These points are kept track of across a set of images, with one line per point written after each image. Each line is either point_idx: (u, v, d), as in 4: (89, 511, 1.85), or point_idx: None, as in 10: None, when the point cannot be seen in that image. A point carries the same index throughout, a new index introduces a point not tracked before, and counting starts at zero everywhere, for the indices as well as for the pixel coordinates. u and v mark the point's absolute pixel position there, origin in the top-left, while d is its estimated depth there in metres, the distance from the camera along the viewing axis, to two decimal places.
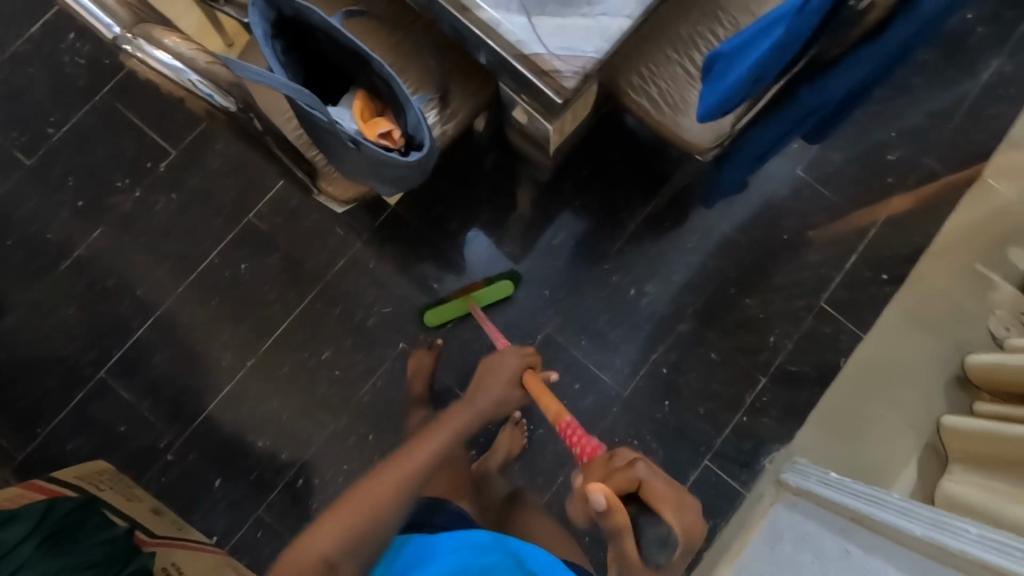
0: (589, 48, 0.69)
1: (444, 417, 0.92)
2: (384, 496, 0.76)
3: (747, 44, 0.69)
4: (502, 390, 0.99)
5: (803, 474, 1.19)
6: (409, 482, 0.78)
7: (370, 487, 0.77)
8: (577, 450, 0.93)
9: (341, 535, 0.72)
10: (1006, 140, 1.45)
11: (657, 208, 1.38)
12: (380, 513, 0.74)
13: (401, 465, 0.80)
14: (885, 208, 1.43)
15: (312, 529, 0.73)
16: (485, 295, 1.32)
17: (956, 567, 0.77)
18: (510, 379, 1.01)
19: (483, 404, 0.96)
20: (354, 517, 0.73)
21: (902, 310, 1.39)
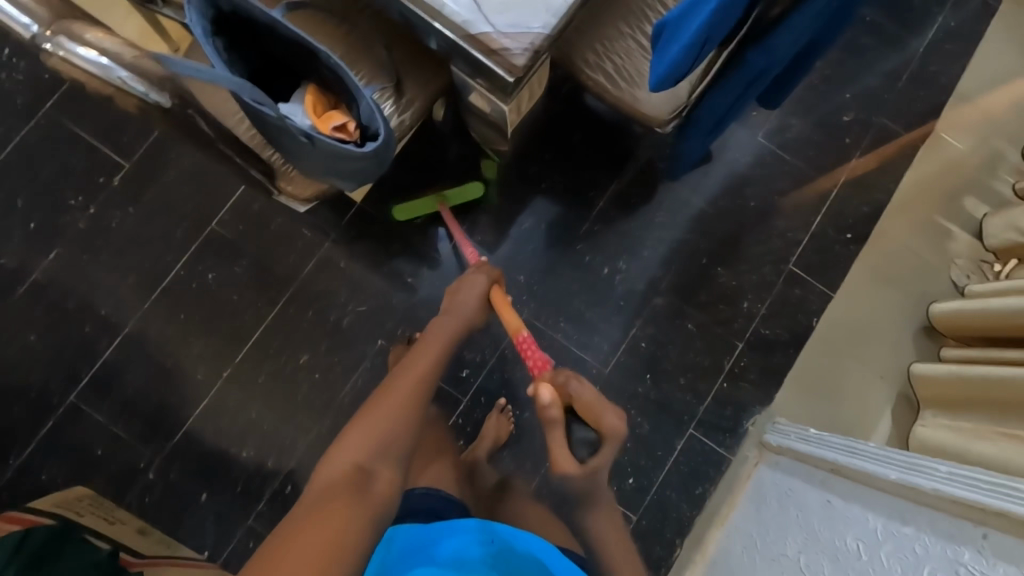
0: (536, 23, 0.68)
1: (427, 332, 0.96)
2: (393, 407, 0.79)
3: (689, 12, 0.69)
4: (476, 305, 0.99)
5: (784, 432, 1.23)
6: (415, 388, 0.83)
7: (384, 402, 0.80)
8: (528, 360, 1.02)
9: (370, 442, 0.74)
10: (952, 95, 1.50)
11: (624, 185, 1.39)
12: (395, 419, 0.77)
13: (399, 383, 0.83)
14: (844, 168, 1.46)
15: (339, 446, 0.74)
16: (456, 196, 1.31)
17: (928, 504, 0.81)
18: (481, 293, 1.01)
19: (461, 321, 0.97)
20: (373, 429, 0.75)
21: (868, 267, 1.43)
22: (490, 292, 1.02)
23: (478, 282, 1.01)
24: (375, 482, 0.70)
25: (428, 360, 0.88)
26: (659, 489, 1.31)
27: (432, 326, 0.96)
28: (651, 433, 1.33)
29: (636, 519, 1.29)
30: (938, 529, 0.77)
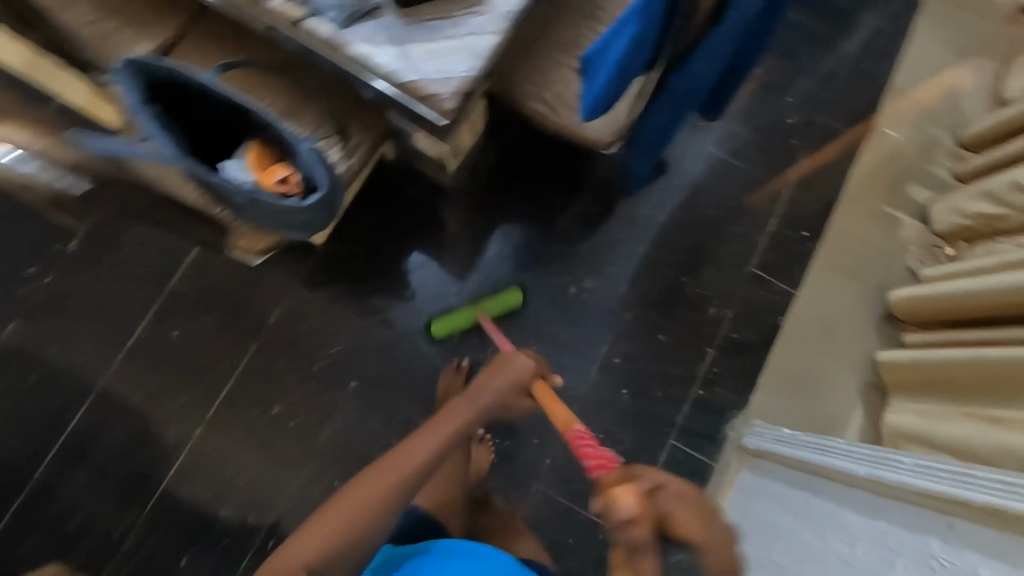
0: (462, 67, 0.70)
1: (441, 415, 0.85)
2: (362, 507, 0.74)
3: (613, 42, 0.72)
4: (507, 396, 0.88)
5: (761, 435, 1.24)
6: (398, 489, 0.76)
7: (357, 491, 0.75)
8: (588, 461, 0.77)
9: (327, 542, 0.71)
10: (886, 91, 1.56)
11: (583, 205, 1.41)
12: (358, 522, 0.73)
13: (382, 477, 0.76)
14: (794, 169, 1.51)
15: (298, 537, 0.72)
16: (494, 307, 1.32)
17: (896, 498, 0.81)
18: (517, 385, 0.89)
19: (485, 405, 0.86)
20: (328, 530, 0.72)
21: (825, 262, 1.47)
22: (536, 388, 0.89)
23: (516, 377, 0.89)
24: None
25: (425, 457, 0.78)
26: None
27: (449, 408, 0.85)
28: (633, 448, 1.33)
29: None
30: (910, 523, 0.77)
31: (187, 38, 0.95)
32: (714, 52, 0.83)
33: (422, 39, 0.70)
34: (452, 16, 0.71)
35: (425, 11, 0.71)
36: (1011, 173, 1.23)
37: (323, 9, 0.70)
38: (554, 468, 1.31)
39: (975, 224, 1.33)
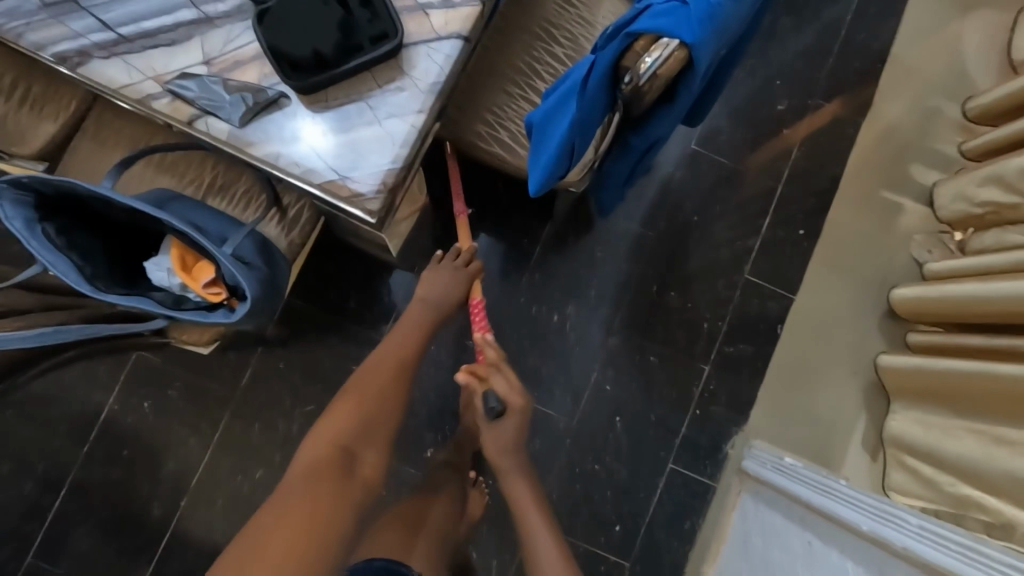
0: (385, 160, 0.61)
1: (403, 317, 1.06)
2: (372, 394, 0.91)
3: (554, 113, 0.68)
4: (452, 287, 1.09)
5: (760, 460, 1.19)
6: (393, 373, 0.96)
7: (369, 379, 0.93)
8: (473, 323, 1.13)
9: (354, 419, 0.87)
10: (883, 62, 1.42)
11: (559, 226, 1.32)
12: (369, 405, 0.89)
13: (381, 362, 0.97)
14: (785, 161, 1.39)
15: (323, 425, 0.86)
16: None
17: (901, 563, 0.76)
18: (465, 285, 1.10)
19: (437, 303, 1.07)
20: (349, 415, 0.87)
21: (824, 261, 1.37)
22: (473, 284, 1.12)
23: (458, 275, 1.10)
24: (358, 457, 0.83)
25: (405, 346, 1.01)
26: (647, 530, 1.28)
27: (407, 315, 1.06)
28: (629, 476, 1.29)
29: (629, 565, 1.27)
30: None
31: (98, 105, 0.87)
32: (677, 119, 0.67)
33: (335, 130, 0.61)
34: (368, 97, 0.61)
35: (335, 94, 0.61)
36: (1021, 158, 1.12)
37: (215, 106, 0.59)
38: (550, 504, 1.28)
39: (985, 212, 1.22)
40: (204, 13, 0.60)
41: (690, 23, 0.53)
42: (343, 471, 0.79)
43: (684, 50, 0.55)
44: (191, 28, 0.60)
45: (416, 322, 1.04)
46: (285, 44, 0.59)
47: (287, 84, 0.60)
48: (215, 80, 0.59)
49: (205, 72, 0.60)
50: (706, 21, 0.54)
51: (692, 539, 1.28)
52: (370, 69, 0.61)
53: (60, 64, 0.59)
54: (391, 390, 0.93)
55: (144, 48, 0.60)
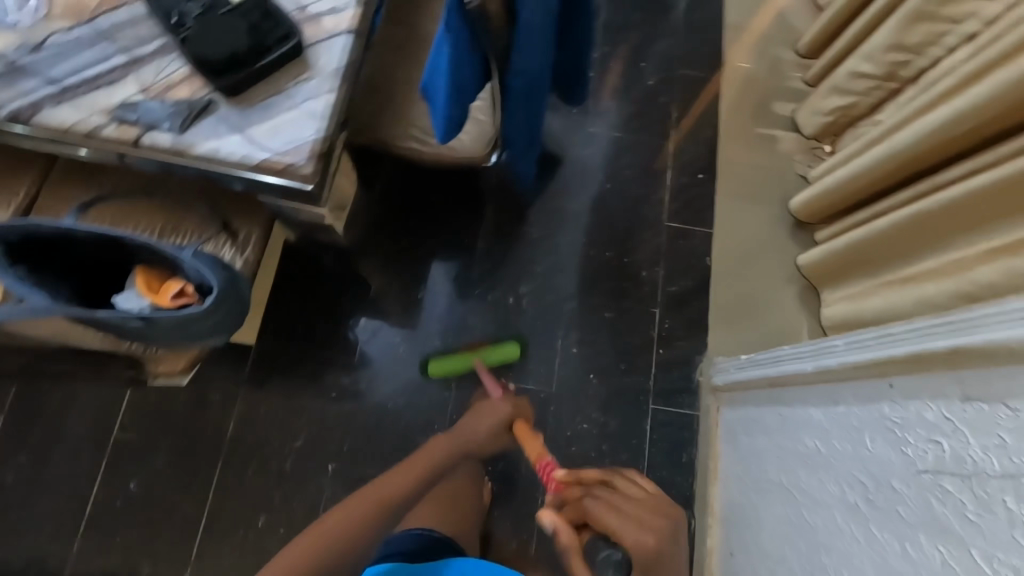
0: (310, 133, 0.73)
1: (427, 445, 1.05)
2: (344, 538, 0.90)
3: (435, 66, 0.84)
4: (488, 430, 1.08)
5: (725, 369, 1.28)
6: (382, 510, 0.94)
7: (352, 509, 0.93)
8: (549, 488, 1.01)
9: (314, 555, 0.87)
10: (723, 30, 1.70)
11: (494, 221, 1.46)
12: (334, 549, 0.89)
13: (373, 492, 0.95)
14: (669, 123, 1.61)
15: (283, 553, 0.87)
16: (492, 356, 1.32)
17: (846, 380, 0.87)
18: (500, 422, 1.09)
19: (465, 438, 1.07)
20: (302, 557, 0.87)
21: (728, 194, 1.56)
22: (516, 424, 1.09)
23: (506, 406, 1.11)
24: None
25: (409, 484, 0.97)
26: (649, 474, 1.33)
27: (429, 445, 1.04)
28: (619, 426, 1.36)
29: None
30: (867, 398, 0.82)
31: (44, 188, 0.93)
32: (534, 38, 0.83)
33: (262, 119, 0.72)
34: (285, 89, 0.74)
35: (257, 93, 0.73)
36: (845, 65, 1.35)
37: (158, 121, 0.71)
38: None
39: (836, 117, 1.44)
40: (134, 55, 0.73)
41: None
42: None
43: None
44: (125, 69, 0.72)
45: (439, 449, 1.04)
46: (205, 55, 0.71)
47: (214, 93, 0.72)
48: (154, 102, 0.71)
49: (144, 99, 0.72)
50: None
51: (692, 470, 1.33)
52: (282, 67, 0.74)
53: (17, 120, 0.70)
54: (365, 531, 0.91)
55: (88, 91, 0.72)
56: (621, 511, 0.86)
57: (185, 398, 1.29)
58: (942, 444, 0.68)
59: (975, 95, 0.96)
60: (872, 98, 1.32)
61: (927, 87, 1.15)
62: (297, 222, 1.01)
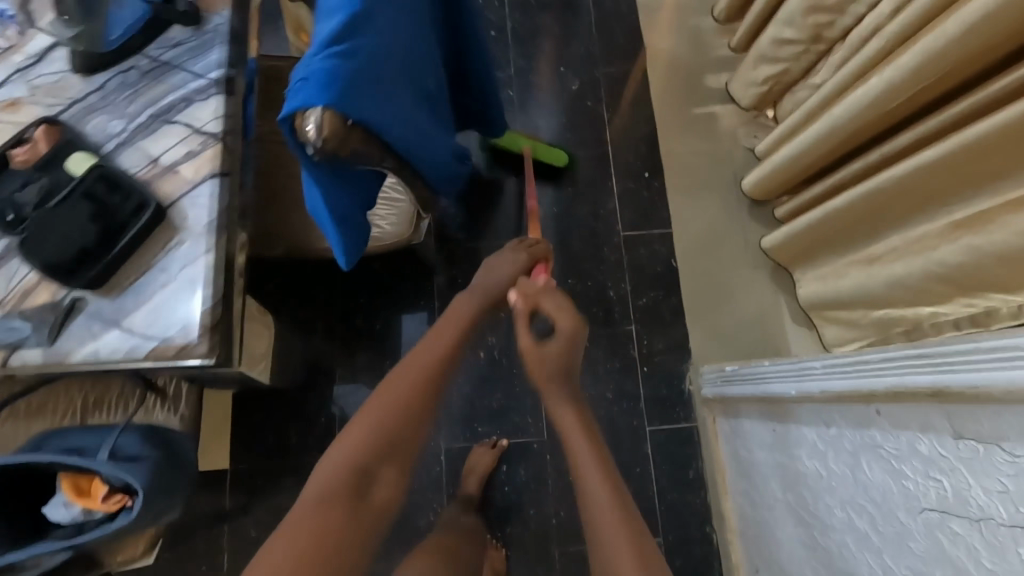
0: (195, 304, 0.65)
1: (451, 307, 0.88)
2: (426, 371, 0.77)
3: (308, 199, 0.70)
4: (508, 278, 0.92)
5: (712, 380, 1.23)
6: (427, 379, 0.76)
7: (394, 383, 0.75)
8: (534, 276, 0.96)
9: (372, 438, 0.70)
10: (636, 12, 1.60)
11: (444, 274, 1.38)
12: (403, 411, 0.73)
13: (412, 363, 0.77)
14: (603, 126, 1.53)
15: (337, 443, 0.72)
16: (541, 150, 1.44)
17: (832, 406, 0.81)
18: (522, 267, 0.94)
19: (489, 286, 0.91)
20: (376, 422, 0.71)
21: (678, 187, 1.49)
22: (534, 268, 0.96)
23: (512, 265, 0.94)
24: (377, 487, 0.69)
25: (443, 351, 0.80)
26: (660, 498, 1.29)
27: (454, 305, 0.88)
28: (619, 457, 1.31)
29: (662, 539, 1.27)
30: (858, 424, 0.77)
31: None
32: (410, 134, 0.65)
33: (138, 305, 0.65)
34: (156, 263, 0.66)
35: (127, 275, 0.66)
36: (767, 33, 1.27)
37: (20, 340, 0.63)
38: (565, 522, 1.29)
39: (770, 85, 1.36)
40: None
41: (333, 93, 0.53)
42: (360, 497, 0.67)
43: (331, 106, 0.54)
44: None
45: (467, 304, 0.88)
46: (58, 253, 0.64)
47: (78, 289, 0.65)
48: (12, 317, 0.63)
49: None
50: (331, 82, 0.54)
51: (702, 484, 1.30)
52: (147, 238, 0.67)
53: None
54: (420, 408, 0.74)
55: None
56: (550, 299, 0.86)
57: (173, 539, 1.24)
58: (942, 482, 0.62)
59: (905, 62, 0.87)
60: (803, 62, 1.24)
61: (855, 48, 1.07)
62: (229, 379, 0.93)
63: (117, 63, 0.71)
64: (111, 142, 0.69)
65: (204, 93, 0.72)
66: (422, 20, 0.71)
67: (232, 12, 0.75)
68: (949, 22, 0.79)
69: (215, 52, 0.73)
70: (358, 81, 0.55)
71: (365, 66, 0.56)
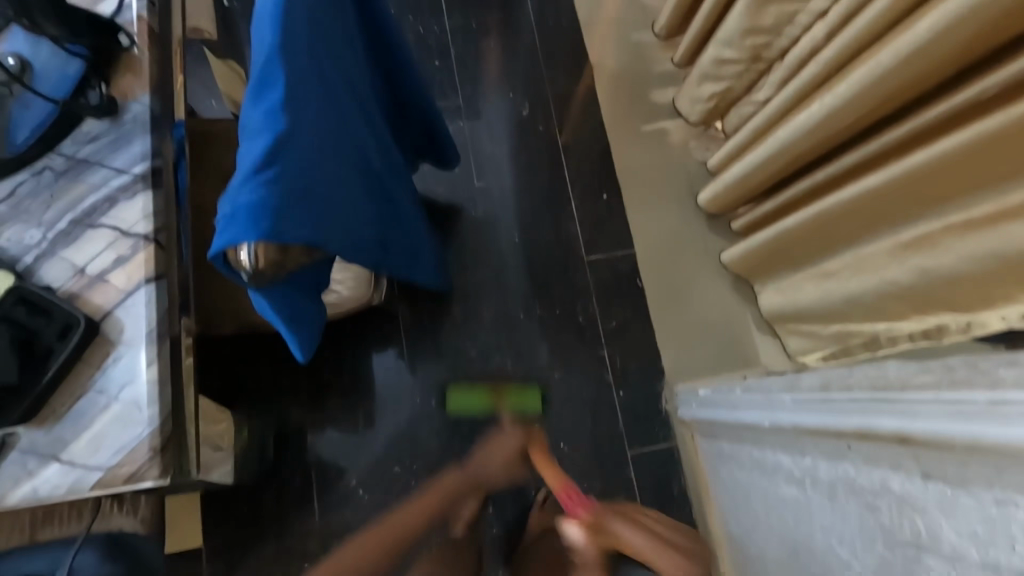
0: (141, 426, 0.61)
1: (444, 483, 1.20)
2: (391, 541, 1.03)
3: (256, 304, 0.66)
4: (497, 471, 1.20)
5: (688, 402, 1.24)
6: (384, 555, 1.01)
7: (372, 541, 1.03)
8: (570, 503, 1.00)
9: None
10: (579, 30, 1.59)
11: (409, 318, 1.37)
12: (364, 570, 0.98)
13: (386, 531, 1.05)
14: (557, 150, 1.52)
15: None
16: (515, 403, 1.29)
17: (804, 438, 0.83)
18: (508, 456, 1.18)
19: (479, 471, 1.20)
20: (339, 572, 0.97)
21: (637, 205, 1.49)
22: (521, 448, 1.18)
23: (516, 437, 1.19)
24: None
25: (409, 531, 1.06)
26: None
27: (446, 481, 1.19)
28: (603, 484, 1.32)
29: None
30: (829, 456, 0.78)
31: None
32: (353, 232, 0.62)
33: (77, 433, 0.60)
34: (93, 385, 0.61)
35: (62, 400, 0.61)
36: (708, 51, 1.28)
37: None
38: None
39: (716, 101, 1.37)
40: None
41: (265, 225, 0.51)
42: None
43: (263, 243, 0.51)
44: None
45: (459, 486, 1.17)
46: None
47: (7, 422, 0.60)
48: None
49: None
50: (260, 216, 0.51)
51: (687, 503, 1.31)
52: (80, 358, 0.62)
53: None
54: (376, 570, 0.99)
55: None
56: None
57: None
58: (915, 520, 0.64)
59: (841, 94, 0.90)
60: (745, 80, 1.26)
61: (793, 69, 1.09)
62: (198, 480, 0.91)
63: (27, 166, 0.66)
64: (30, 254, 0.64)
65: (129, 191, 0.66)
66: (354, 99, 0.67)
67: (152, 96, 0.70)
68: (880, 57, 0.81)
69: (138, 143, 0.68)
70: (293, 204, 0.53)
71: (297, 186, 0.53)
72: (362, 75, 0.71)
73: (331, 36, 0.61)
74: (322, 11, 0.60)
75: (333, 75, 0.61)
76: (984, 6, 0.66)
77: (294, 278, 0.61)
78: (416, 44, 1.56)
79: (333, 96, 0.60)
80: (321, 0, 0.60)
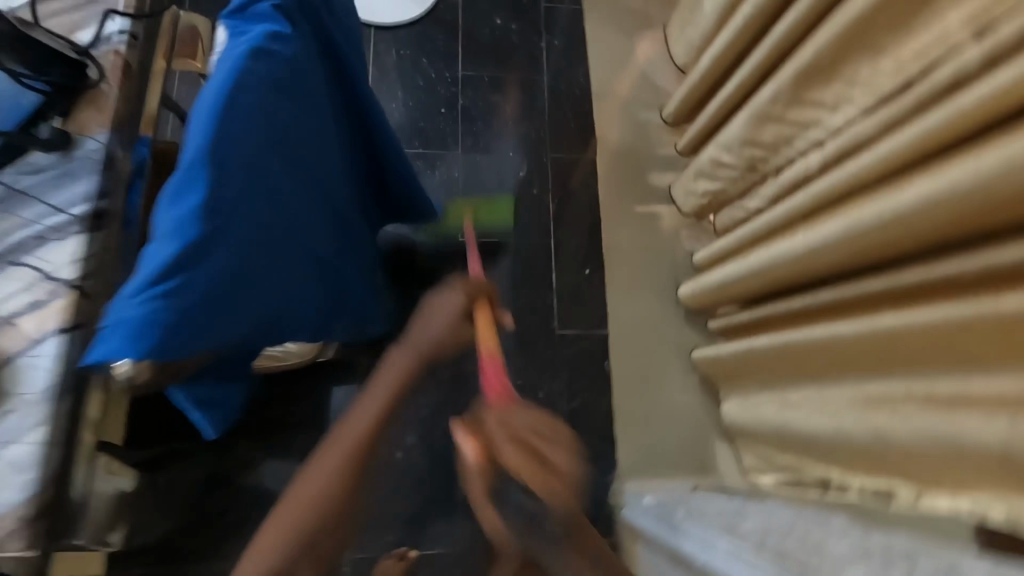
0: (14, 491, 0.56)
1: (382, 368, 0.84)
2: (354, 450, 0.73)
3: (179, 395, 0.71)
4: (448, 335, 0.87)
5: (639, 505, 1.19)
6: (353, 461, 0.72)
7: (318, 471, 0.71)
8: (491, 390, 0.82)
9: (297, 520, 0.67)
10: (589, 100, 1.60)
11: (366, 363, 1.33)
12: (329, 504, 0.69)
13: (340, 443, 0.74)
14: (547, 216, 1.50)
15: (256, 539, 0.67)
16: (484, 213, 1.47)
17: None
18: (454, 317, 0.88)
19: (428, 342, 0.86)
20: (295, 517, 0.67)
21: (617, 286, 1.46)
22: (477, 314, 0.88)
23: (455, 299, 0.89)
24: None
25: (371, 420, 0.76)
26: None
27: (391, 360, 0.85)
28: None
29: None
30: None
31: None
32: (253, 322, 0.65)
33: None
34: None
35: None
36: (706, 152, 1.28)
37: None
38: None
39: (709, 199, 1.37)
40: None
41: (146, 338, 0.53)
42: None
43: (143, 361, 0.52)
44: None
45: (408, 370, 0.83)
46: None
47: None
48: None
49: None
50: (144, 327, 0.52)
51: None
52: None
53: None
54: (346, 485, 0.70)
55: None
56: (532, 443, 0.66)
57: None
58: None
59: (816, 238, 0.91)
60: (739, 187, 1.25)
61: (784, 191, 1.08)
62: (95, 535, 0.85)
63: None
64: None
65: (62, 232, 0.63)
66: (292, 185, 0.71)
67: (109, 134, 0.67)
68: (856, 212, 0.83)
69: (83, 182, 0.65)
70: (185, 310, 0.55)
71: (189, 300, 0.55)
72: (314, 149, 0.75)
73: (279, 123, 0.65)
74: (272, 102, 0.64)
75: (262, 183, 0.63)
76: (960, 194, 0.66)
77: (194, 372, 0.66)
78: (424, 90, 1.56)
79: (255, 205, 0.63)
80: (271, 90, 0.63)
